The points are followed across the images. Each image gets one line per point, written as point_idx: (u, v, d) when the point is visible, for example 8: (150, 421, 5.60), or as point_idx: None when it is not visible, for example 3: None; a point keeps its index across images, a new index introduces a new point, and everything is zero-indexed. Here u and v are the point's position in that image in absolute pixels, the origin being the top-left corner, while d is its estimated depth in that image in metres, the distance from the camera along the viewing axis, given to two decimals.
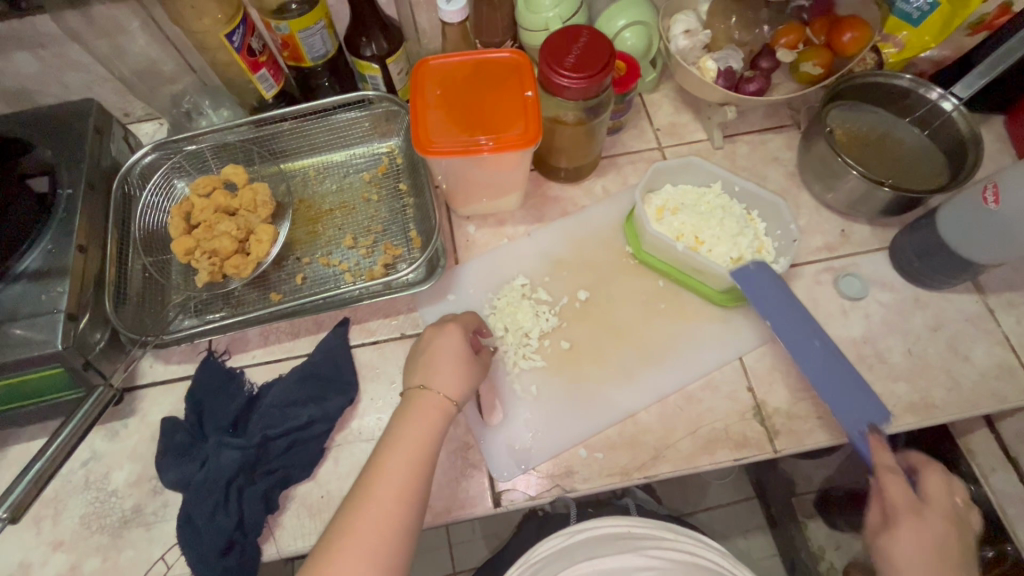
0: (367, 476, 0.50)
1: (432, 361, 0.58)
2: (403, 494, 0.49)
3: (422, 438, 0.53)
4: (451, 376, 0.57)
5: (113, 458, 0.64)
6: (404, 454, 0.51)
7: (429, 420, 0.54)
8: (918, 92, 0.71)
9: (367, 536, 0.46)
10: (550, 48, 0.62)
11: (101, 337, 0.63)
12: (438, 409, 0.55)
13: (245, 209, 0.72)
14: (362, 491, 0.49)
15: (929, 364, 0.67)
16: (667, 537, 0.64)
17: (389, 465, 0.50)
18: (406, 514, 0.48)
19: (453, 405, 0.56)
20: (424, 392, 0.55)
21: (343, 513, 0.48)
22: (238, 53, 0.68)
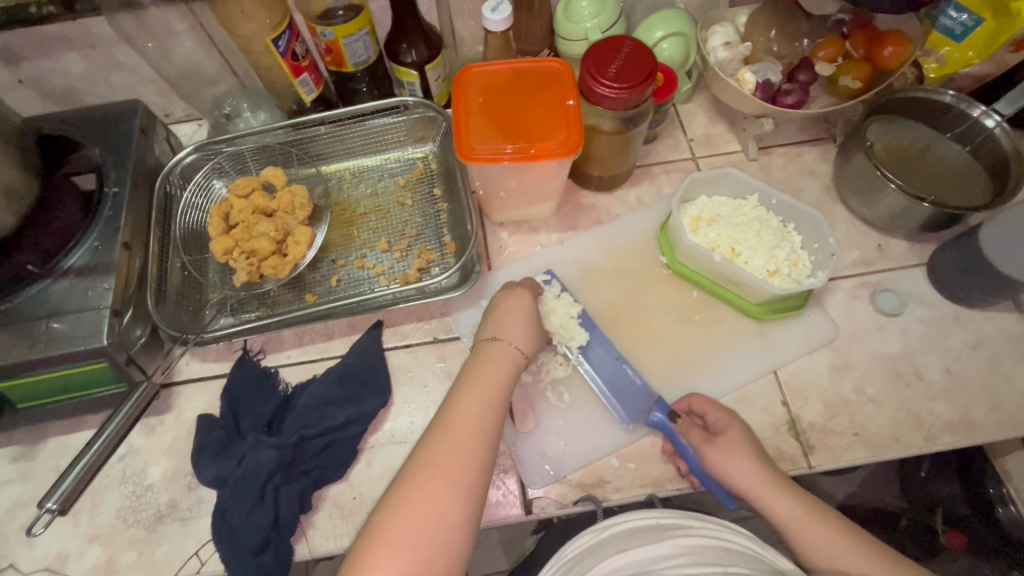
0: (446, 413, 0.52)
1: (502, 315, 0.62)
2: (479, 427, 0.51)
3: (496, 380, 0.55)
4: (518, 328, 0.60)
5: (150, 453, 0.65)
6: (479, 392, 0.54)
7: (502, 366, 0.57)
8: (960, 108, 0.71)
9: (448, 463, 0.48)
10: (593, 57, 0.62)
11: (141, 332, 0.64)
12: (507, 356, 0.58)
13: (283, 211, 0.73)
14: (441, 425, 0.52)
15: (969, 383, 0.66)
16: (696, 525, 0.60)
17: (465, 403, 0.53)
18: (482, 446, 0.50)
19: (521, 353, 0.59)
20: (495, 343, 0.59)
21: (426, 441, 0.50)
22: (282, 57, 0.69)
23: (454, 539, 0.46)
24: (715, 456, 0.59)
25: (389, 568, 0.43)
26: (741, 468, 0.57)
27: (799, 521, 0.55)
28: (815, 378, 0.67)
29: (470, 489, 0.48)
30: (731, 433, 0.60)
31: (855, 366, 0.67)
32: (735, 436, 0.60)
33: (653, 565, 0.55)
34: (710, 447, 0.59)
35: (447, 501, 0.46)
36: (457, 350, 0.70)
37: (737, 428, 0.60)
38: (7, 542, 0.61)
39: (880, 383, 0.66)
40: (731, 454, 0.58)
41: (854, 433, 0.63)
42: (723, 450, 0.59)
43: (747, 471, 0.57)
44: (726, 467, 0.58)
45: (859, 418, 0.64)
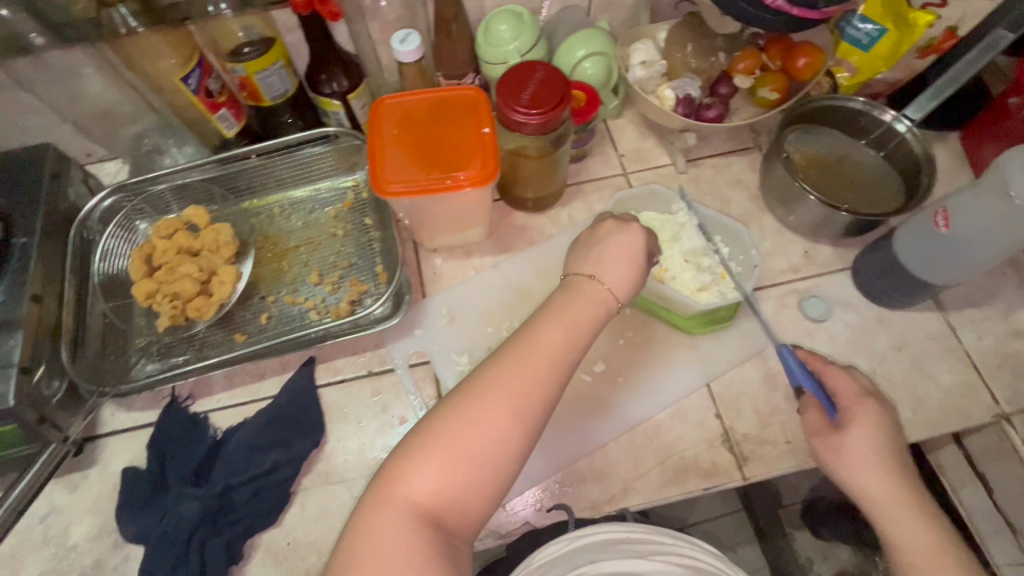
0: (528, 333, 0.49)
1: (603, 252, 0.55)
2: (557, 364, 0.47)
3: (584, 319, 0.51)
4: (619, 272, 0.54)
5: (73, 512, 0.63)
6: (568, 329, 0.50)
7: (592, 304, 0.52)
8: (873, 114, 0.72)
9: (522, 392, 0.46)
10: (507, 84, 0.62)
11: (60, 386, 0.62)
12: (601, 298, 0.53)
13: (208, 249, 0.71)
14: (522, 344, 0.49)
15: (895, 384, 0.67)
16: (666, 541, 0.59)
17: (548, 333, 0.49)
18: (554, 391, 0.47)
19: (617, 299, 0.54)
20: (588, 280, 0.54)
21: (504, 354, 0.48)
22: (195, 95, 0.68)
23: (503, 467, 0.44)
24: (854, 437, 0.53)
25: (435, 473, 0.42)
26: (862, 462, 0.52)
27: (927, 551, 0.48)
28: (746, 390, 0.67)
29: (532, 425, 0.45)
30: (874, 412, 0.54)
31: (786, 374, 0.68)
32: (875, 418, 0.54)
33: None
34: (834, 430, 0.55)
35: (508, 427, 0.44)
36: (392, 383, 0.69)
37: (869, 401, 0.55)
38: None
39: None
40: (871, 438, 0.53)
41: (786, 442, 0.64)
42: (863, 435, 0.53)
43: (875, 471, 0.52)
44: (860, 453, 0.52)
45: (791, 426, 0.65)
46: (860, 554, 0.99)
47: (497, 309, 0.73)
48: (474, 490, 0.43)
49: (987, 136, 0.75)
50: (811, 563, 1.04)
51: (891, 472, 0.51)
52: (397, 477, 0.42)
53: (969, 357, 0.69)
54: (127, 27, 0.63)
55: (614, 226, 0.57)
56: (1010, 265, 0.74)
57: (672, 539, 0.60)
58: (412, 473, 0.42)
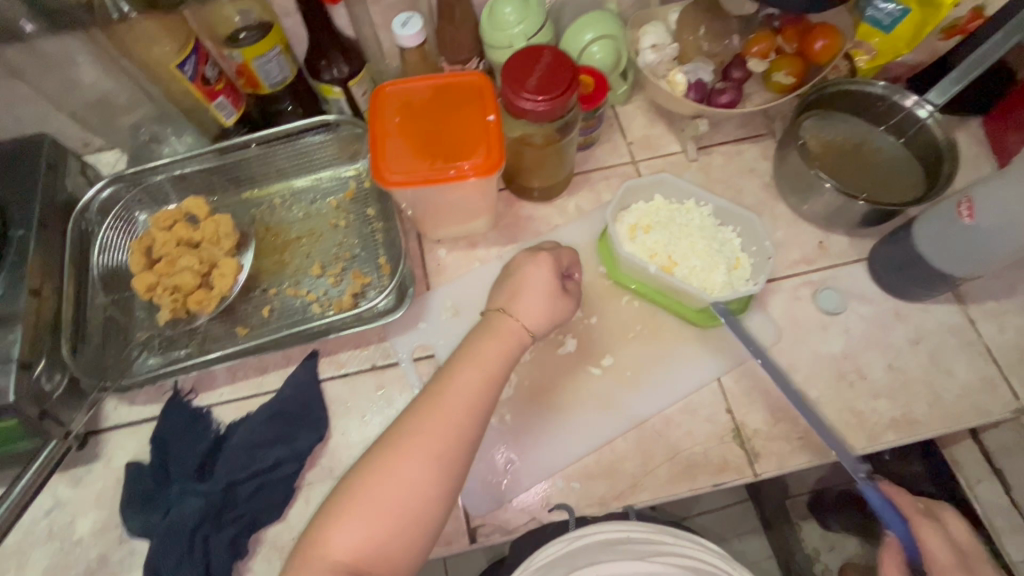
0: (440, 382, 0.53)
1: (519, 289, 0.59)
2: (469, 408, 0.52)
3: (496, 357, 0.55)
4: (533, 306, 0.58)
5: (79, 505, 0.63)
6: (479, 369, 0.54)
7: (506, 342, 0.56)
8: (894, 99, 0.70)
9: (434, 439, 0.50)
10: (512, 69, 0.60)
11: (60, 380, 0.61)
12: (514, 335, 0.57)
13: (208, 241, 0.70)
14: (434, 393, 0.53)
15: (911, 379, 0.65)
16: (667, 541, 0.60)
17: (459, 378, 0.53)
18: (469, 430, 0.51)
19: (533, 331, 0.58)
20: (503, 316, 0.58)
21: (418, 407, 0.52)
22: (192, 83, 0.66)
23: (425, 514, 0.48)
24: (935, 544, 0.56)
25: (356, 530, 0.46)
26: None
27: None
28: (758, 385, 0.66)
29: (450, 469, 0.49)
30: (910, 509, 0.58)
31: (798, 369, 0.66)
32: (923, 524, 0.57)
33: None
34: None
35: (424, 477, 0.48)
36: (396, 377, 0.68)
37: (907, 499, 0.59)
38: None
39: (822, 385, 0.66)
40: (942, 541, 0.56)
41: (798, 437, 0.63)
42: (935, 550, 0.55)
43: None
44: None
45: (803, 422, 0.64)
46: (868, 545, 0.98)
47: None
48: (400, 536, 0.47)
49: (1011, 121, 0.72)
50: (818, 553, 1.03)
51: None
52: (322, 537, 0.46)
53: (988, 351, 0.67)
54: (120, 13, 0.61)
55: (530, 262, 0.60)
56: None
57: (675, 539, 0.61)
58: (335, 534, 0.46)
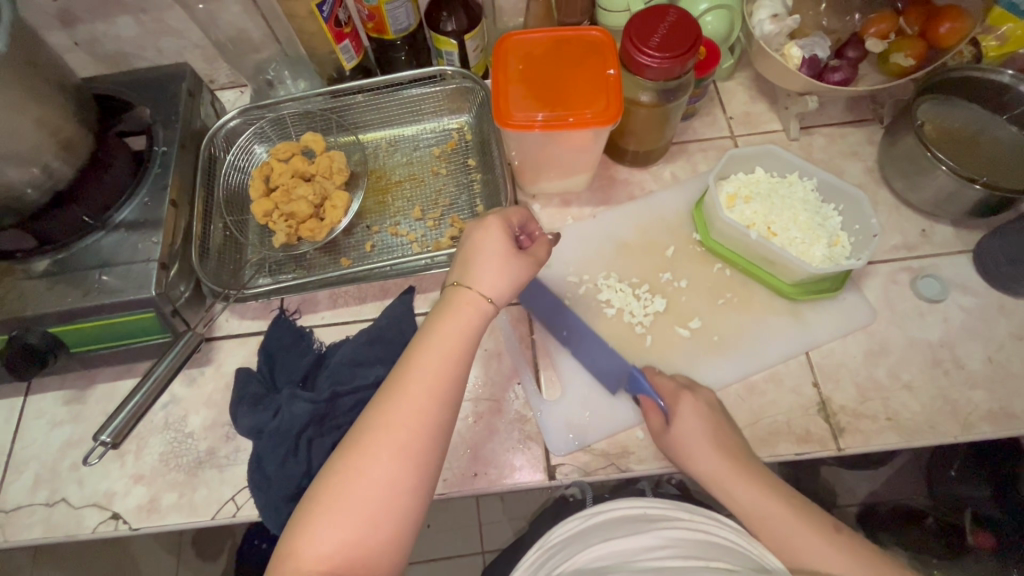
0: (400, 371, 0.51)
1: (471, 262, 0.56)
2: (433, 393, 0.50)
3: (458, 337, 0.52)
4: (492, 279, 0.55)
5: (191, 403, 0.68)
6: (440, 352, 0.51)
7: (465, 320, 0.53)
8: (1019, 88, 0.68)
9: (397, 431, 0.48)
10: (637, 26, 0.62)
11: (186, 288, 0.67)
12: (473, 311, 0.54)
13: (321, 175, 0.74)
14: (394, 384, 0.50)
15: (1013, 374, 0.64)
16: (684, 517, 0.59)
17: (420, 365, 0.51)
18: (436, 415, 0.49)
19: (493, 303, 0.55)
20: (462, 291, 0.54)
21: (377, 402, 0.49)
22: (326, 23, 0.70)
23: (403, 506, 0.47)
24: (682, 425, 0.58)
25: (331, 535, 0.44)
26: (704, 451, 0.56)
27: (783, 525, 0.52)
28: (846, 363, 0.65)
29: (420, 457, 0.48)
30: (689, 402, 0.59)
31: (890, 351, 0.66)
32: (697, 418, 0.58)
33: (630, 556, 0.55)
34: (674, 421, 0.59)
35: (395, 470, 0.47)
36: None
37: (688, 400, 0.59)
38: (60, 478, 0.65)
39: (916, 369, 0.65)
40: (693, 426, 0.57)
41: (886, 418, 0.62)
42: (682, 432, 0.58)
43: (703, 440, 0.57)
44: (690, 428, 0.57)
45: (892, 404, 0.63)
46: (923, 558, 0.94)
47: (595, 256, 0.73)
48: (378, 534, 0.45)
49: None
50: None
51: (725, 468, 0.55)
52: (297, 546, 0.44)
53: None
54: None
55: (485, 234, 0.56)
56: None
57: (691, 515, 0.59)
58: (310, 542, 0.44)
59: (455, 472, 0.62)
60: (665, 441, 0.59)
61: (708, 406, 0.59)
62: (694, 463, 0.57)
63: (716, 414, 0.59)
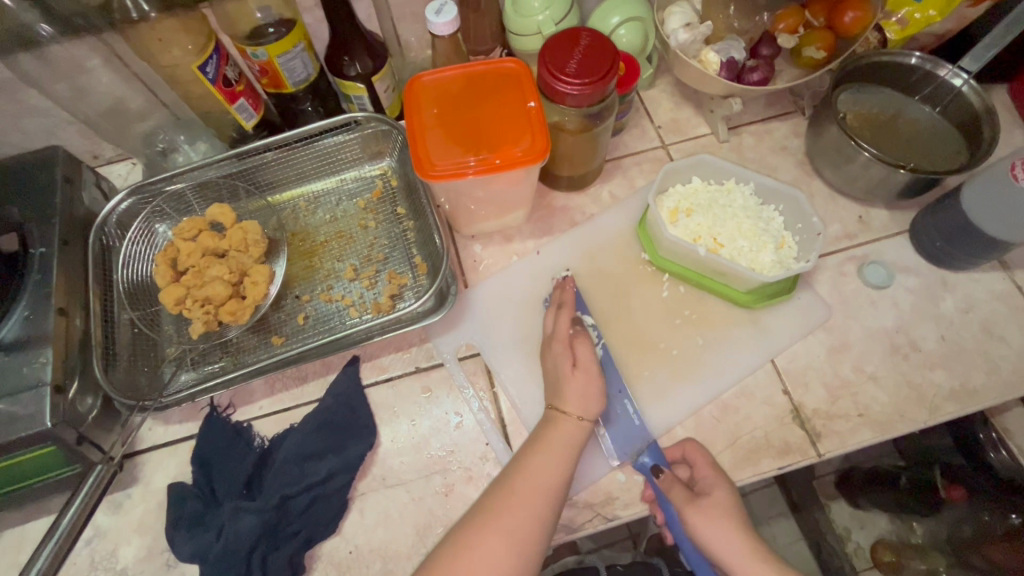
0: (514, 469, 0.55)
1: (566, 380, 0.59)
2: (547, 491, 0.53)
3: (565, 449, 0.55)
4: (585, 397, 0.58)
5: (119, 533, 0.59)
6: (551, 458, 0.54)
7: (568, 438, 0.56)
8: (926, 69, 0.69)
9: (509, 518, 0.51)
10: (550, 53, 0.58)
11: (93, 403, 0.58)
12: (575, 429, 0.56)
13: (236, 249, 0.67)
14: (509, 478, 0.54)
15: (964, 348, 0.65)
16: None
17: (534, 466, 0.54)
18: (544, 510, 0.52)
19: (590, 422, 0.57)
20: (559, 412, 0.57)
21: (495, 491, 0.53)
22: (213, 84, 0.63)
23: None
24: (704, 515, 0.56)
25: None
26: (721, 533, 0.56)
27: None
28: (813, 364, 0.65)
29: (527, 543, 0.50)
30: (718, 497, 0.57)
31: (851, 345, 0.65)
32: (721, 505, 0.56)
33: None
34: (698, 507, 0.57)
35: (504, 550, 0.50)
36: (442, 378, 0.65)
37: (726, 491, 0.57)
38: None
39: (877, 360, 0.65)
40: (713, 525, 0.56)
41: (858, 414, 0.62)
42: (713, 507, 0.56)
43: (723, 527, 0.56)
44: (711, 515, 0.56)
45: (862, 399, 0.63)
46: (898, 519, 0.96)
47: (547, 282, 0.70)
48: None
49: None
50: (848, 532, 1.00)
51: (748, 551, 0.55)
52: None
53: None
54: (139, 12, 0.58)
55: (563, 348, 0.60)
56: None
57: None
58: None
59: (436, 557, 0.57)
60: (687, 517, 0.57)
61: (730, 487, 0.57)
62: (714, 547, 0.56)
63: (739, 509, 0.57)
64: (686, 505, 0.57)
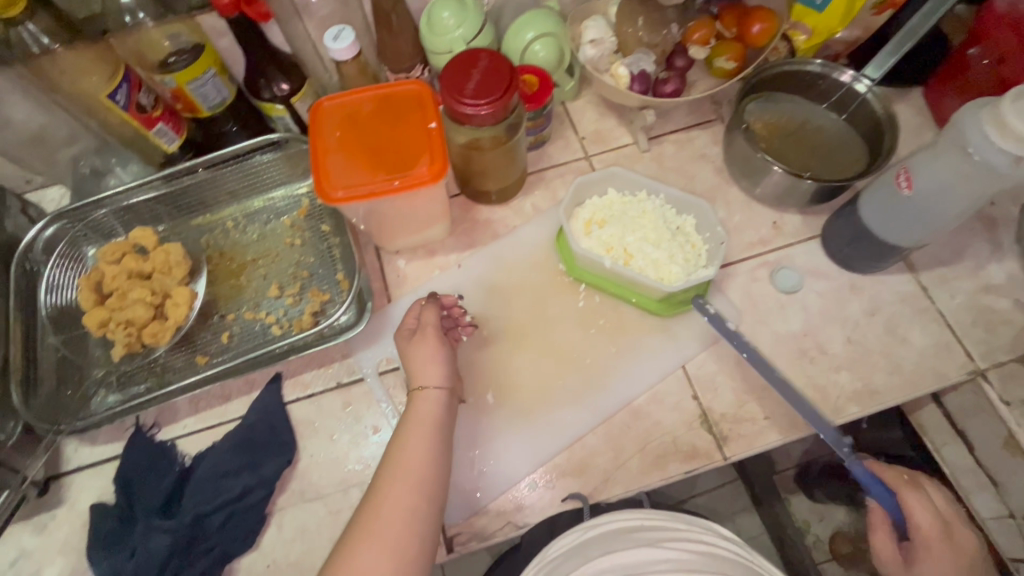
0: (388, 458, 0.54)
1: (418, 361, 0.59)
2: (426, 466, 0.53)
3: (433, 422, 0.56)
4: (440, 368, 0.59)
5: (44, 554, 0.61)
6: (421, 434, 0.55)
7: (430, 412, 0.57)
8: (832, 76, 0.71)
9: (399, 502, 0.50)
10: (450, 75, 0.60)
11: (14, 427, 0.61)
12: (434, 401, 0.57)
13: (159, 272, 0.68)
14: (388, 467, 0.53)
15: (869, 350, 0.67)
16: (683, 529, 0.61)
17: (410, 448, 0.54)
18: (429, 484, 0.52)
19: (442, 390, 0.58)
20: (418, 392, 0.58)
21: (375, 484, 0.52)
22: (127, 112, 0.64)
23: (417, 563, 0.48)
24: (936, 569, 0.57)
25: None
26: None
27: None
28: (722, 369, 0.66)
29: (423, 520, 0.50)
30: (961, 541, 0.58)
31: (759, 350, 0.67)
32: (956, 548, 0.58)
33: (641, 568, 0.54)
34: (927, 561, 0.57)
35: (405, 534, 0.49)
36: (363, 392, 0.67)
37: (963, 538, 0.59)
38: None
39: (785, 363, 0.66)
40: (952, 571, 0.56)
41: (764, 418, 0.64)
42: (938, 566, 0.57)
43: (954, 574, 0.56)
44: (946, 571, 0.56)
45: (768, 402, 0.65)
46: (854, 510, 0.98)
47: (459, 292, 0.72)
48: None
49: (950, 88, 0.75)
50: (807, 525, 1.03)
51: None
52: None
53: (942, 317, 0.68)
54: (39, 46, 0.59)
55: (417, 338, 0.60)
56: (979, 219, 0.73)
57: (690, 527, 0.61)
58: None
59: None
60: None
61: (964, 532, 0.60)
62: None
63: (974, 564, 0.58)
64: (912, 564, 0.58)
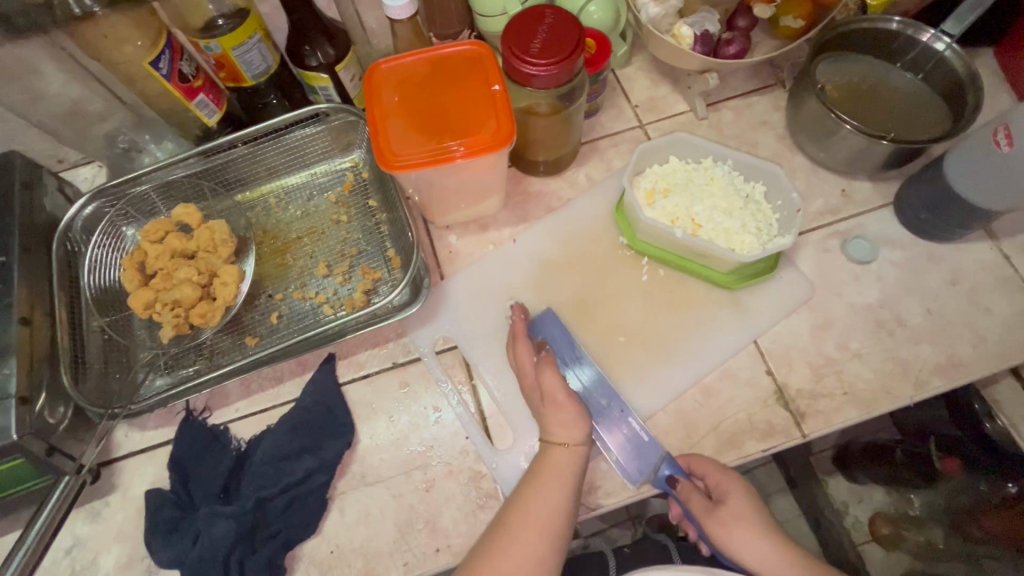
0: (514, 505, 0.53)
1: (552, 409, 0.57)
2: (550, 524, 0.52)
3: (568, 482, 0.54)
4: (578, 424, 0.56)
5: (99, 541, 0.59)
6: (550, 490, 0.53)
7: (568, 471, 0.54)
8: (907, 34, 0.67)
9: (516, 553, 0.51)
10: (514, 33, 0.56)
11: (65, 412, 0.58)
12: (571, 458, 0.55)
13: (204, 250, 0.66)
14: (509, 515, 0.53)
15: (951, 321, 0.63)
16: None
17: (536, 502, 0.53)
18: (548, 541, 0.52)
19: (584, 447, 0.55)
20: (555, 443, 0.55)
21: (496, 531, 0.52)
22: (169, 81, 0.62)
23: None
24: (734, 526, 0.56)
25: None
26: (747, 539, 0.56)
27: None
28: (796, 344, 0.63)
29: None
30: (733, 493, 0.57)
31: (835, 323, 0.64)
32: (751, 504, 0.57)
33: None
34: (719, 513, 0.56)
35: None
36: (420, 372, 0.64)
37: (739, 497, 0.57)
38: None
39: (862, 337, 0.63)
40: (749, 519, 0.56)
41: (842, 394, 0.61)
42: (734, 510, 0.56)
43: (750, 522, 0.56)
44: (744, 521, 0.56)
45: (847, 376, 0.62)
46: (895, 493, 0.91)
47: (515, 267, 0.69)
48: None
49: None
50: (846, 507, 0.95)
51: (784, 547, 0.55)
52: None
53: None
54: None
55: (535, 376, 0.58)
56: None
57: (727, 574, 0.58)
58: None
59: (417, 554, 0.57)
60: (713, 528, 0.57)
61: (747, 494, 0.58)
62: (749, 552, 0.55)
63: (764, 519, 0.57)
64: (710, 515, 0.57)
